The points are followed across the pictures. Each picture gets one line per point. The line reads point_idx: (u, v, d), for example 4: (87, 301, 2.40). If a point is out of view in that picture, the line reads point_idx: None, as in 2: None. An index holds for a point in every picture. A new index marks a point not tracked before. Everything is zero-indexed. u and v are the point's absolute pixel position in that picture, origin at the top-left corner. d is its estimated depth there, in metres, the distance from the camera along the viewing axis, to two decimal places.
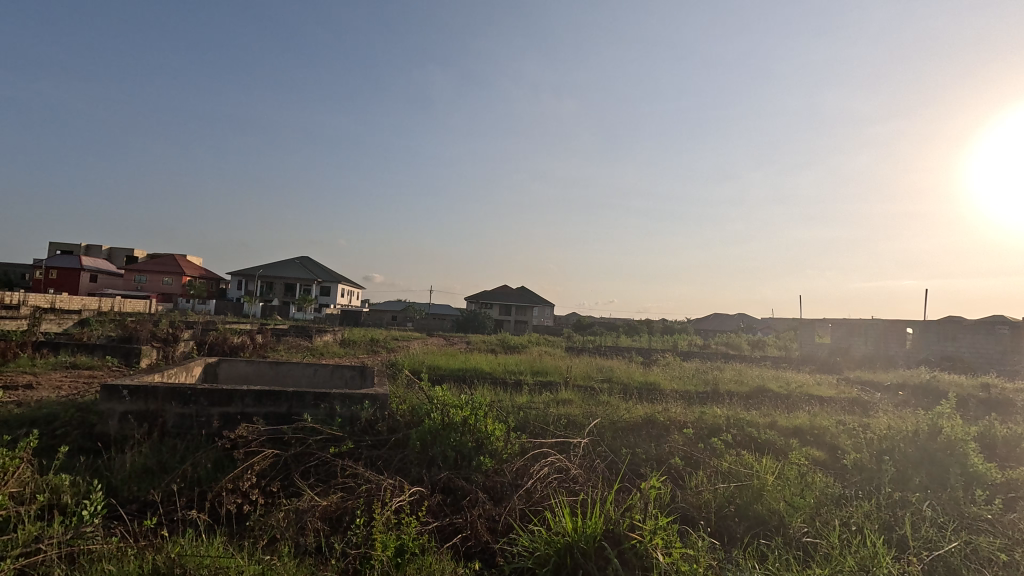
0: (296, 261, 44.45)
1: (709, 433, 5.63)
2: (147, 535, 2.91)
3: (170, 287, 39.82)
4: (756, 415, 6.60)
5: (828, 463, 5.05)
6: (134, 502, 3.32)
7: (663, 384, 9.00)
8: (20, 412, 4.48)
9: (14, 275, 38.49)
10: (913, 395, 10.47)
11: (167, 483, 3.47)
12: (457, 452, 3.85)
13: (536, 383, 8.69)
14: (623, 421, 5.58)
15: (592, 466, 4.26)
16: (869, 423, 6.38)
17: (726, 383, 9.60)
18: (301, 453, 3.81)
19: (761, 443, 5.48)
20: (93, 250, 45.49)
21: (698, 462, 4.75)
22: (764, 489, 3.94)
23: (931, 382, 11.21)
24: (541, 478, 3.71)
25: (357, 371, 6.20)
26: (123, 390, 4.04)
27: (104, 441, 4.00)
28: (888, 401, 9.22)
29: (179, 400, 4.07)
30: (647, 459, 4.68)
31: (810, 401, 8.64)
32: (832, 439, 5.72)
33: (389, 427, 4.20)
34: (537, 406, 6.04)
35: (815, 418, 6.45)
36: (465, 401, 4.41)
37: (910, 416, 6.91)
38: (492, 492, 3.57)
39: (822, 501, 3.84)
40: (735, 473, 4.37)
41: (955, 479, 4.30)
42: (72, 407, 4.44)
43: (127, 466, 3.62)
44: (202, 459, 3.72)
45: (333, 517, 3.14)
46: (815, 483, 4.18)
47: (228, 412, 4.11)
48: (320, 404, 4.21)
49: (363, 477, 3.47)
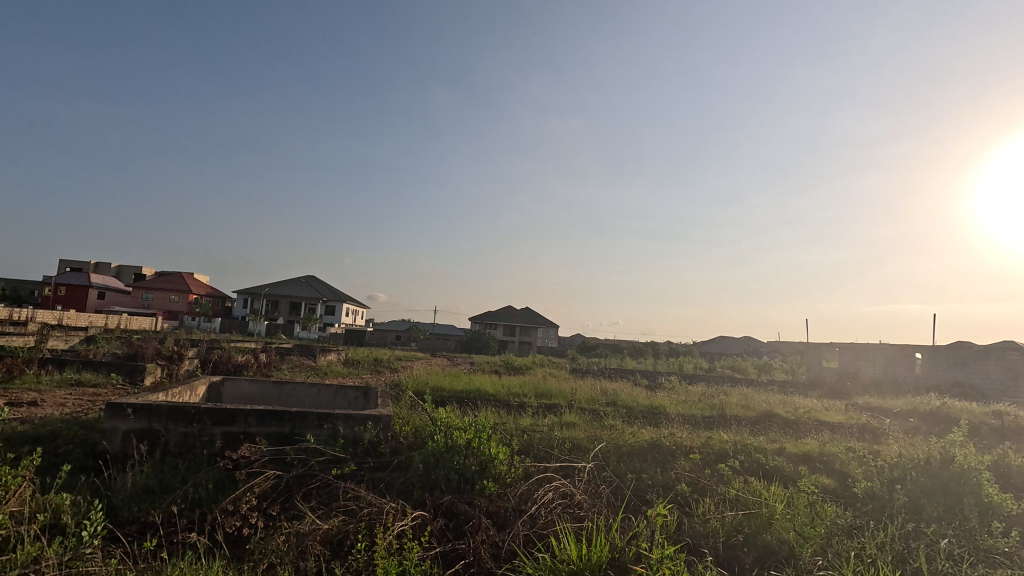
0: (302, 280, 44.78)
1: (715, 459, 5.55)
2: (146, 557, 2.88)
3: (176, 305, 40.09)
4: (763, 441, 6.50)
5: (838, 492, 4.93)
6: (134, 522, 3.28)
7: (670, 408, 8.86)
8: (23, 429, 4.48)
9: (22, 291, 38.93)
10: (924, 422, 10.30)
11: (167, 504, 3.43)
12: (461, 475, 3.80)
13: (540, 406, 8.61)
14: (629, 446, 5.52)
15: (597, 491, 4.19)
16: (880, 450, 6.27)
17: (733, 407, 9.50)
18: (303, 475, 3.77)
19: (769, 470, 5.38)
20: (101, 268, 45.91)
21: (706, 489, 4.66)
22: (773, 518, 3.88)
23: (941, 409, 11.06)
24: (546, 503, 3.63)
25: (360, 393, 6.17)
26: (128, 408, 4.03)
27: (106, 460, 4.00)
28: (898, 428, 9.06)
29: (182, 420, 4.06)
30: (653, 486, 4.61)
31: (819, 427, 8.49)
32: (841, 467, 5.61)
33: (392, 449, 4.18)
34: (541, 428, 5.98)
35: (825, 445, 6.34)
36: (470, 423, 4.39)
37: (921, 443, 6.78)
38: (495, 518, 3.50)
39: (833, 531, 3.76)
40: (743, 501, 4.29)
41: (969, 510, 4.20)
42: (75, 425, 4.45)
43: (129, 485, 3.59)
44: (203, 480, 3.69)
45: (334, 542, 3.09)
46: (825, 512, 4.10)
47: (231, 432, 4.09)
48: (324, 425, 4.19)
49: (365, 500, 3.42)
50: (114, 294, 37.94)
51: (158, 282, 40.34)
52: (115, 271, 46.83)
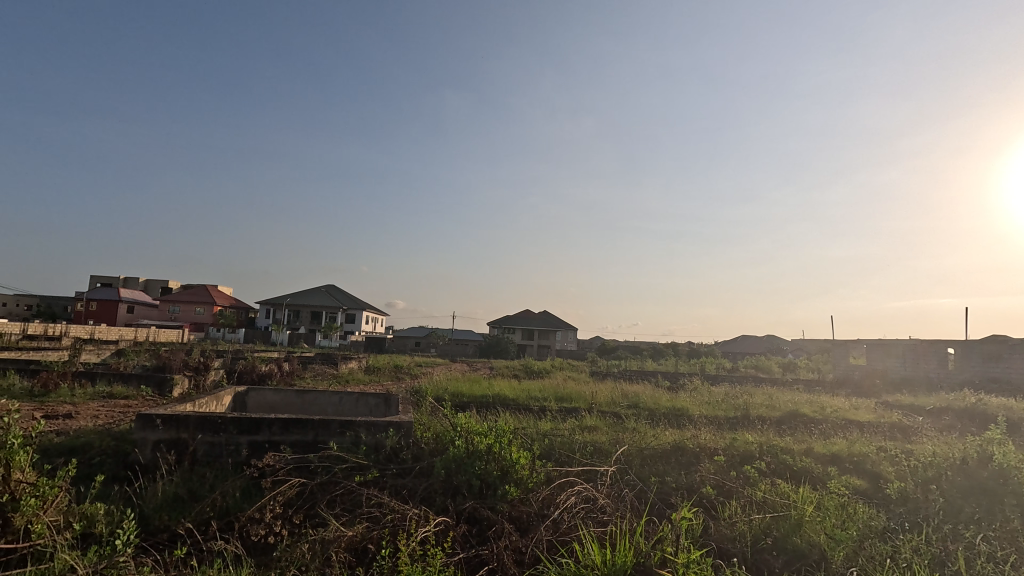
0: (322, 289, 45.48)
1: (741, 461, 5.45)
2: (176, 565, 2.93)
3: (201, 316, 41.00)
4: (790, 442, 6.34)
5: (871, 494, 4.79)
6: (165, 531, 3.35)
7: (692, 410, 8.72)
8: (60, 440, 4.64)
9: (56, 307, 40.36)
10: (959, 420, 9.95)
11: (196, 512, 3.50)
12: (482, 480, 3.81)
13: (561, 409, 8.55)
14: (651, 449, 5.46)
15: (620, 495, 4.14)
16: (913, 449, 6.07)
17: (757, 407, 9.32)
18: (327, 482, 3.81)
19: (798, 471, 5.26)
20: (129, 283, 47.18)
21: (732, 491, 4.57)
22: (802, 520, 3.80)
23: (977, 405, 10.67)
24: (568, 507, 3.61)
25: (381, 399, 6.24)
26: (157, 419, 4.14)
27: (137, 470, 4.10)
28: (932, 426, 8.77)
29: (208, 429, 4.15)
30: (678, 489, 4.55)
31: (848, 427, 8.25)
32: (873, 467, 5.45)
33: (413, 455, 4.22)
34: (562, 433, 5.93)
35: (855, 445, 6.17)
36: (490, 428, 4.40)
37: (957, 442, 6.52)
38: (518, 523, 3.49)
39: (866, 534, 3.65)
40: (771, 504, 4.20)
41: (1009, 510, 4.03)
42: (107, 436, 4.59)
43: (159, 495, 3.67)
44: (230, 488, 3.77)
45: (358, 548, 3.12)
46: (857, 514, 3.98)
47: (256, 440, 4.17)
48: (346, 432, 4.24)
49: (388, 506, 3.44)
50: (142, 307, 39.07)
51: (184, 295, 41.34)
52: (143, 286, 48.24)
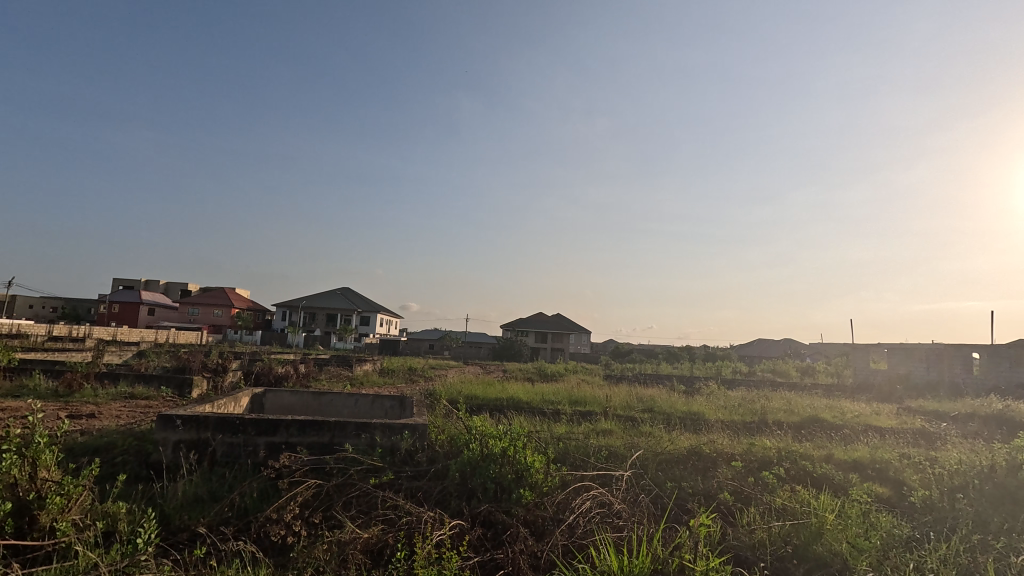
0: (337, 291, 45.94)
1: (759, 466, 5.36)
2: (196, 564, 2.97)
3: (219, 318, 41.65)
4: (810, 447, 6.23)
5: (894, 502, 4.68)
6: (184, 531, 3.39)
7: (709, 414, 8.60)
8: (84, 440, 4.74)
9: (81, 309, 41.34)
10: (986, 426, 9.68)
11: (215, 513, 3.55)
12: (497, 484, 3.80)
13: (575, 413, 8.50)
14: (668, 453, 5.40)
15: (636, 500, 4.10)
16: (938, 456, 5.92)
17: (776, 412, 9.18)
18: (343, 483, 3.82)
19: (818, 478, 5.16)
20: (150, 286, 48.20)
21: (750, 497, 4.50)
22: (823, 528, 3.72)
23: (1005, 411, 10.36)
24: (584, 512, 3.59)
25: (396, 402, 6.29)
26: (177, 419, 4.21)
27: (159, 469, 4.16)
28: (958, 432, 8.54)
29: (227, 430, 4.20)
30: (694, 494, 4.49)
31: (869, 433, 8.08)
32: (896, 474, 5.32)
33: (428, 457, 4.22)
34: (577, 437, 5.89)
35: (877, 451, 6.04)
36: (505, 432, 4.40)
37: (984, 449, 6.34)
38: (532, 527, 3.46)
39: (890, 543, 3.56)
40: (790, 511, 4.13)
41: None
42: (129, 436, 4.68)
43: (179, 494, 3.72)
44: (249, 489, 3.81)
45: (374, 551, 3.13)
46: (880, 523, 3.89)
47: (273, 441, 4.21)
48: (362, 434, 4.27)
49: (403, 509, 3.44)
50: (163, 309, 39.85)
51: (203, 297, 42.06)
52: (164, 288, 49.22)
